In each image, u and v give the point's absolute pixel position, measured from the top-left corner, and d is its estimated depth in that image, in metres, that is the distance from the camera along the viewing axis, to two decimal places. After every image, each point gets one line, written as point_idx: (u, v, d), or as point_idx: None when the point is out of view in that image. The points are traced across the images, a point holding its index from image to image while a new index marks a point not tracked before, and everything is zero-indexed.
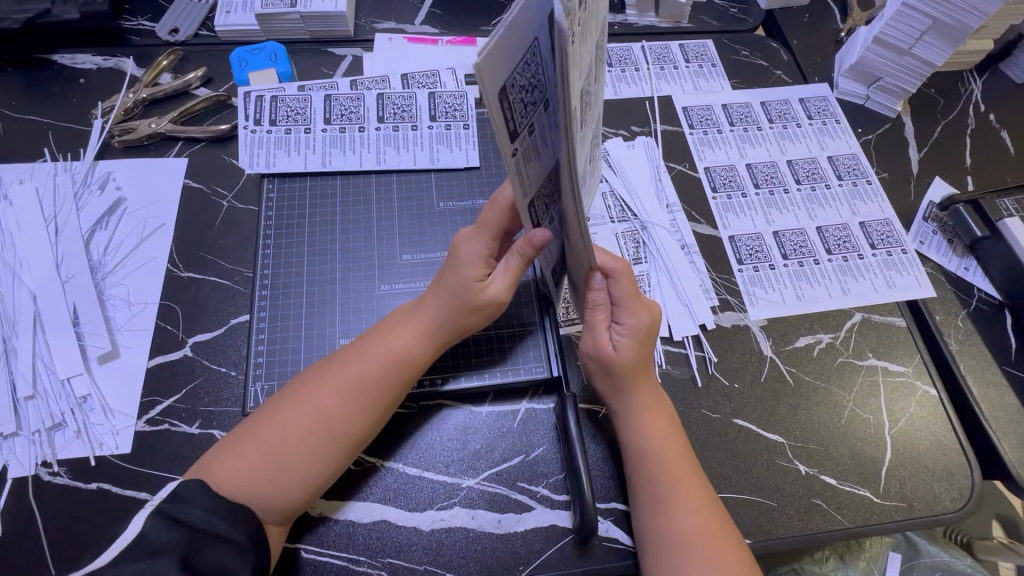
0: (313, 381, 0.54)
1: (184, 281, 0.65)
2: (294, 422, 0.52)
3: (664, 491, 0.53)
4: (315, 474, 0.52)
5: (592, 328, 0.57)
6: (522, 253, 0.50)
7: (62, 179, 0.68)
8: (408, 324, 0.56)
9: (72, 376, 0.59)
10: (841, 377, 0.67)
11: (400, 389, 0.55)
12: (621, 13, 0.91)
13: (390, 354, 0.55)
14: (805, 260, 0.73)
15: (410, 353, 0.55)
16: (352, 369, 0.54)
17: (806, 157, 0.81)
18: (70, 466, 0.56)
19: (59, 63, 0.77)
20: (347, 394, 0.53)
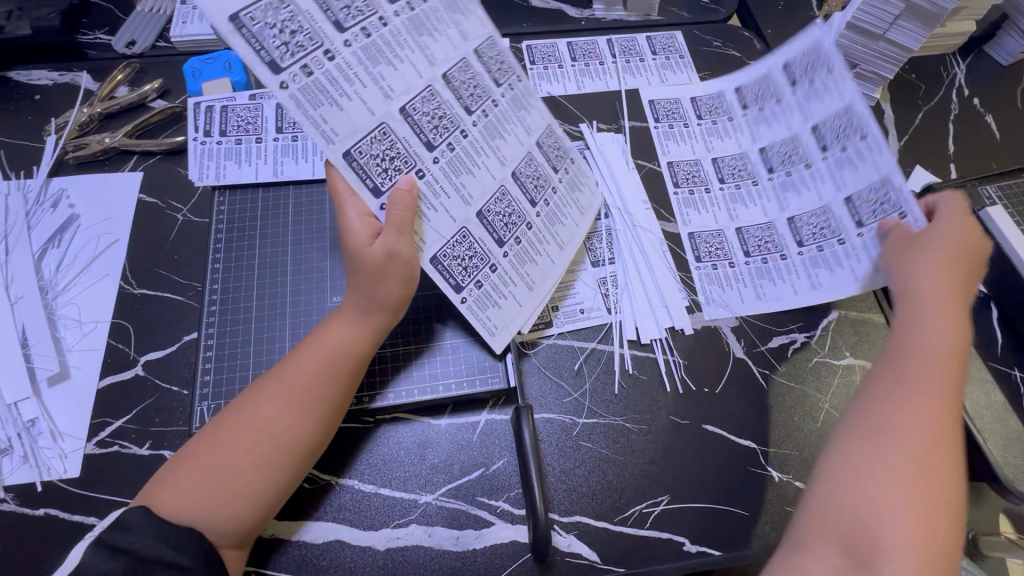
0: (254, 394, 0.52)
1: (136, 298, 0.64)
2: (235, 439, 0.50)
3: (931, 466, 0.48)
4: (269, 486, 0.50)
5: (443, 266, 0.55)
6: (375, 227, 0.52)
7: (15, 198, 0.67)
8: (342, 320, 0.54)
9: (20, 399, 0.57)
10: (816, 378, 0.64)
11: (342, 386, 0.53)
12: (588, 9, 0.89)
13: (326, 352, 0.53)
14: (770, 257, 0.70)
15: (347, 348, 0.53)
16: (293, 376, 0.52)
17: (782, 139, 0.74)
18: (17, 492, 0.54)
19: (15, 80, 0.76)
20: (288, 402, 0.51)
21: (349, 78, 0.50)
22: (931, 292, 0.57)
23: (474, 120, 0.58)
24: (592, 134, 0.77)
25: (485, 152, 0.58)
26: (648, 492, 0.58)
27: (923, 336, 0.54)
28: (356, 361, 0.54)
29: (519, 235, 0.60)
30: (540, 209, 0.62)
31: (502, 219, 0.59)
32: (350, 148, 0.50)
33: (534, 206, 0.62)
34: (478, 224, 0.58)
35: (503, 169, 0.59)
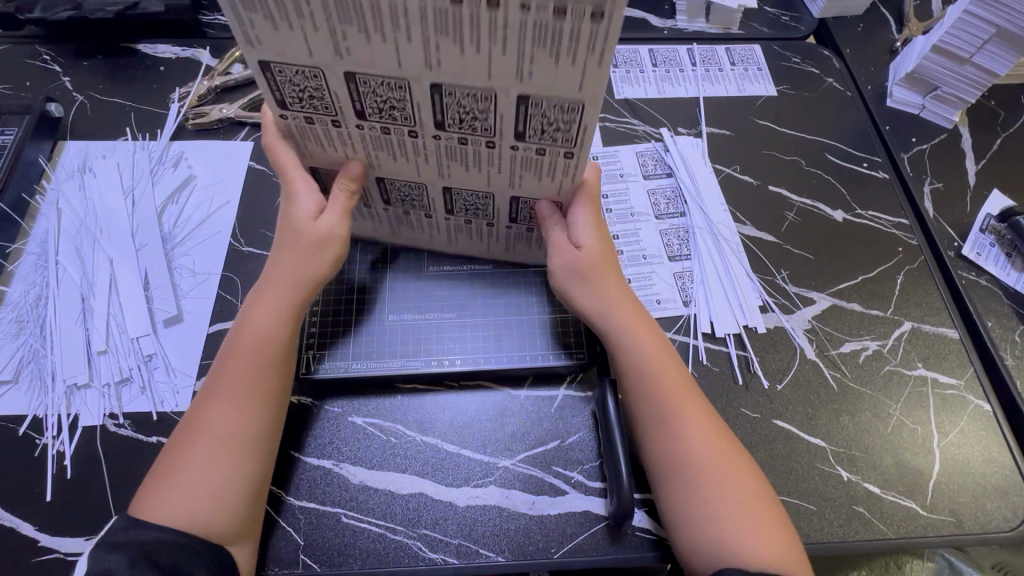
0: (201, 401, 0.54)
1: (246, 255, 0.69)
2: (216, 430, 0.52)
3: (715, 476, 0.52)
4: (211, 478, 0.50)
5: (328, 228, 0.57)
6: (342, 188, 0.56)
7: (141, 156, 0.74)
8: (259, 304, 0.56)
9: (141, 335, 0.62)
10: (888, 385, 0.65)
11: (263, 370, 0.54)
12: (671, 19, 0.93)
13: (241, 336, 0.55)
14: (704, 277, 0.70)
15: (258, 330, 0.55)
16: (223, 374, 0.54)
17: None
18: (134, 420, 0.59)
19: (142, 53, 0.84)
20: (229, 396, 0.53)
21: None
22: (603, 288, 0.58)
23: (518, 146, 0.50)
24: (673, 137, 0.80)
25: (501, 166, 0.52)
26: None
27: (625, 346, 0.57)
28: (279, 354, 0.55)
29: (472, 220, 0.61)
30: (514, 224, 0.61)
31: (467, 205, 0.59)
32: (355, 74, 0.46)
33: (510, 220, 0.60)
34: (441, 193, 0.57)
35: (507, 186, 0.55)
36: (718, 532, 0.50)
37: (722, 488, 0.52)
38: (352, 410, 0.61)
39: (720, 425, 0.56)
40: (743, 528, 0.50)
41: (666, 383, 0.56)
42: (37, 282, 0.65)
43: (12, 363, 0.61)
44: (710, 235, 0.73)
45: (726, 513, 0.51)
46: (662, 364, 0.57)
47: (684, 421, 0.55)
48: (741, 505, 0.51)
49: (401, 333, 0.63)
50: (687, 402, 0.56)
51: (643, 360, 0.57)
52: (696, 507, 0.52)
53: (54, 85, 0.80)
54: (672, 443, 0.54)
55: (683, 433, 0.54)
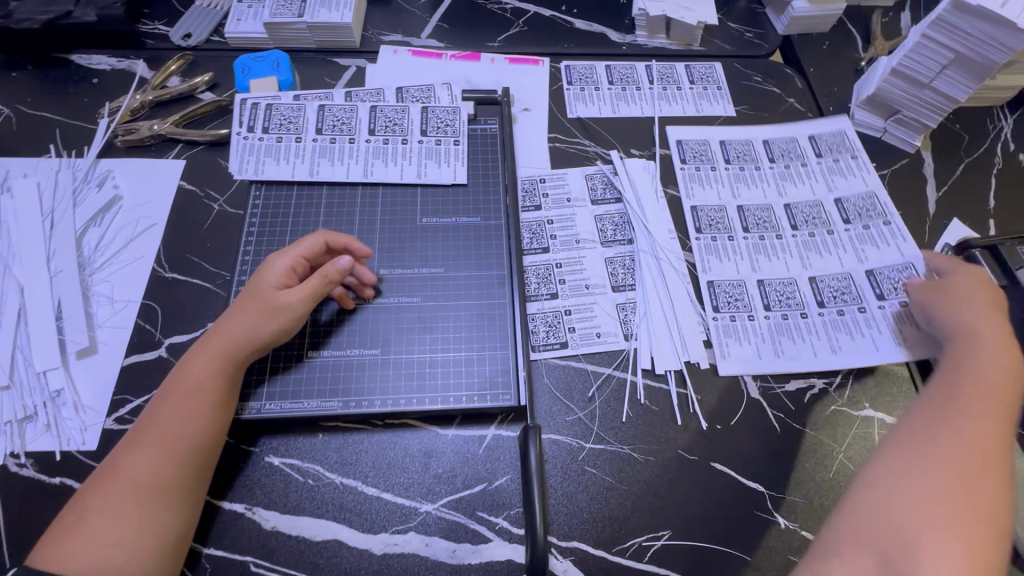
0: (126, 447, 0.53)
1: (168, 282, 0.66)
2: (131, 480, 0.50)
3: (952, 511, 0.49)
4: (112, 526, 0.48)
5: (279, 308, 0.56)
6: (323, 278, 0.57)
7: (64, 175, 0.70)
8: (201, 354, 0.55)
9: (48, 369, 0.59)
10: (832, 426, 0.63)
11: (190, 420, 0.53)
12: (632, 34, 0.90)
13: (179, 383, 0.54)
14: (740, 314, 0.68)
15: (197, 381, 0.54)
16: (151, 423, 0.53)
17: (715, 205, 0.76)
18: (37, 459, 0.56)
19: (76, 63, 0.80)
20: (149, 446, 0.52)
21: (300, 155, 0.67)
22: (977, 333, 0.61)
23: (848, 228, 0.75)
24: (624, 160, 0.78)
25: (794, 254, 0.73)
26: (650, 525, 0.57)
27: (970, 372, 0.58)
28: (206, 407, 0.54)
29: (788, 315, 0.68)
30: (885, 304, 0.69)
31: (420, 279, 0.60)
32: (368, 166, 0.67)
33: (767, 309, 0.69)
34: (705, 285, 0.70)
35: (857, 263, 0.72)
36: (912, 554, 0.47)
37: (932, 505, 0.49)
38: (269, 450, 0.58)
39: (1000, 478, 0.51)
40: (932, 535, 0.48)
41: (987, 402, 0.55)
42: None
43: None
44: (738, 287, 0.70)
45: (915, 510, 0.49)
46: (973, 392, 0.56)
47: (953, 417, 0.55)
48: (941, 527, 0.48)
49: (320, 371, 0.58)
50: (957, 416, 0.55)
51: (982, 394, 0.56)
52: (891, 524, 0.49)
53: None
54: (911, 471, 0.52)
55: (949, 454, 0.52)
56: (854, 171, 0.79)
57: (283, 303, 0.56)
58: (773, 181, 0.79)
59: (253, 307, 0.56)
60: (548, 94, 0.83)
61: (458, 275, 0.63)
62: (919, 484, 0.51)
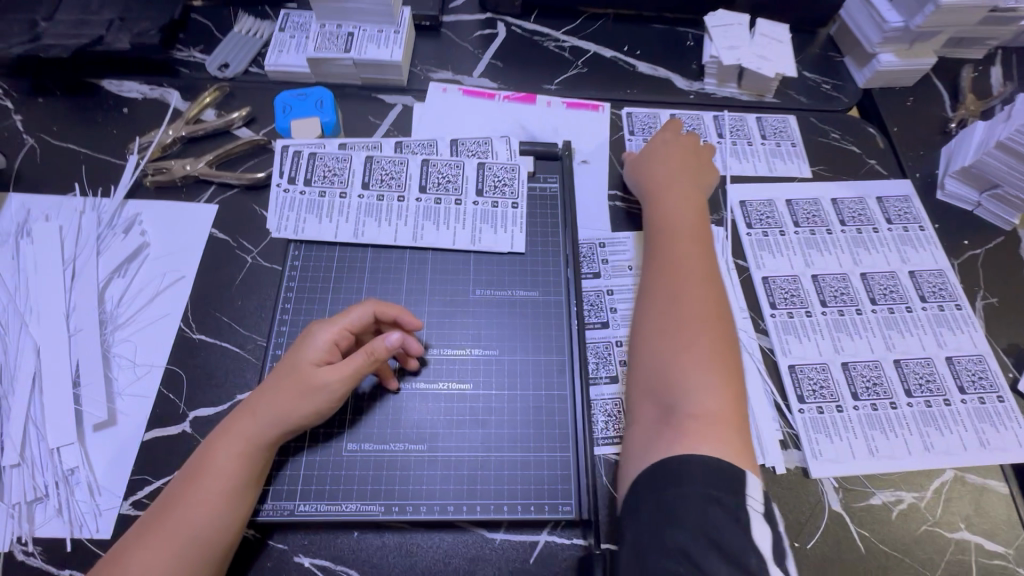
0: (129, 542, 0.44)
1: (195, 344, 0.60)
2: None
3: (680, 371, 0.49)
4: None
5: (312, 392, 0.48)
6: (366, 357, 0.49)
7: (88, 218, 0.65)
8: (225, 437, 0.47)
9: (62, 445, 0.54)
10: (925, 550, 0.56)
11: (204, 519, 0.45)
12: (698, 81, 0.83)
13: (197, 469, 0.46)
14: (824, 408, 0.61)
15: (218, 470, 0.46)
16: (163, 516, 0.44)
17: (786, 275, 0.69)
18: (45, 548, 0.51)
19: (106, 90, 0.75)
20: (158, 547, 0.43)
21: (344, 212, 0.63)
22: (675, 267, 0.57)
23: (926, 307, 0.68)
24: None
25: (876, 333, 0.66)
26: None
27: (682, 287, 0.55)
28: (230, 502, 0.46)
29: (877, 406, 0.62)
30: (968, 397, 0.63)
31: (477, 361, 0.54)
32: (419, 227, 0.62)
33: (855, 399, 0.62)
34: (786, 372, 0.63)
35: (937, 348, 0.66)
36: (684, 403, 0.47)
37: (702, 379, 0.48)
38: (296, 547, 0.51)
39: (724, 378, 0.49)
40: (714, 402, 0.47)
41: (695, 279, 0.55)
42: None
43: None
44: (823, 371, 0.64)
45: (702, 384, 0.48)
46: (695, 260, 0.57)
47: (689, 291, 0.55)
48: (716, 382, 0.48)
49: (359, 468, 0.51)
50: (688, 285, 0.55)
51: (703, 308, 0.53)
52: (655, 363, 0.51)
53: (4, 125, 0.72)
54: (661, 365, 0.51)
55: (678, 302, 0.54)
56: (931, 242, 0.72)
57: (319, 385, 0.48)
58: (847, 246, 0.72)
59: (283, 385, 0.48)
60: (607, 145, 0.77)
61: (513, 358, 0.57)
62: (697, 346, 0.50)
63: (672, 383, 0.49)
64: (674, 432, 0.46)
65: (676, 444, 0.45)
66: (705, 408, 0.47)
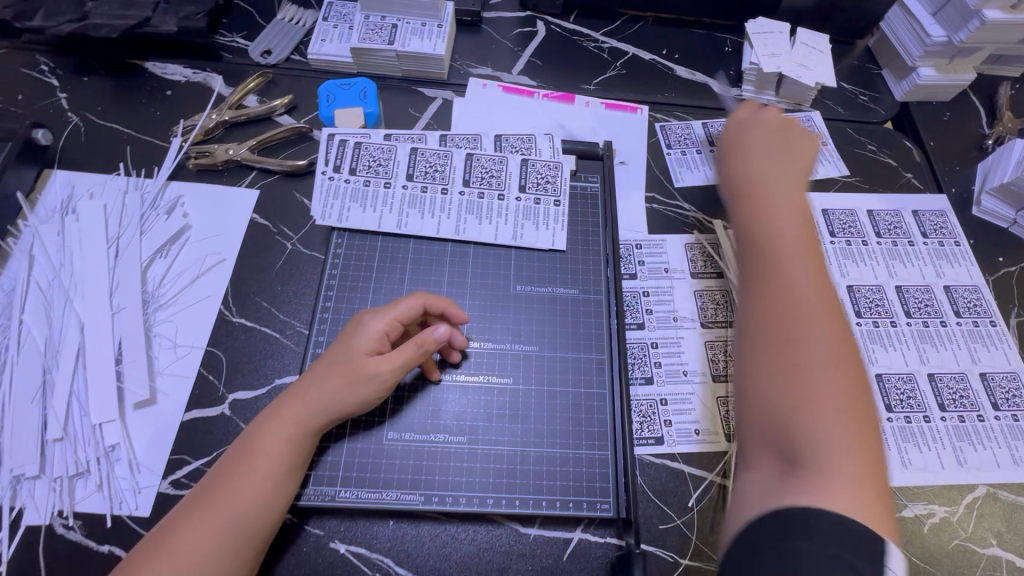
0: (176, 516, 0.45)
1: (235, 327, 0.61)
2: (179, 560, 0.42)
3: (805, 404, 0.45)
4: None
5: (363, 379, 0.49)
6: (420, 346, 0.50)
7: (132, 198, 0.66)
8: (275, 420, 0.48)
9: (104, 421, 0.54)
10: (956, 564, 0.56)
11: (252, 498, 0.45)
12: (736, 87, 0.83)
13: (245, 449, 0.47)
14: None
15: (266, 450, 0.47)
16: (212, 493, 0.45)
17: None
18: (86, 522, 0.51)
19: (149, 72, 0.76)
20: (204, 524, 0.44)
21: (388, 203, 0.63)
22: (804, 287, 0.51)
23: (960, 322, 0.68)
24: (728, 230, 0.71)
25: (910, 346, 0.66)
26: None
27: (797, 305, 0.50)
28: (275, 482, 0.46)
29: (911, 419, 0.62)
30: (1002, 414, 0.63)
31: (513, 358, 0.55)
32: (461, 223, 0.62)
33: (888, 411, 0.62)
34: None
35: (972, 363, 0.66)
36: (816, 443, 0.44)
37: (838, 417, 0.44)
38: (335, 534, 0.52)
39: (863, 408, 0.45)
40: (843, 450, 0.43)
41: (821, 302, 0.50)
42: None
43: None
44: None
45: (834, 429, 0.44)
46: (816, 291, 0.51)
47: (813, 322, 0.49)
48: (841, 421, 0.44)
49: (400, 458, 0.52)
50: (808, 319, 0.49)
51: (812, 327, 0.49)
52: (774, 398, 0.47)
53: (48, 102, 0.72)
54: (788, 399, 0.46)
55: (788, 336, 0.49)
56: (967, 257, 0.72)
57: (371, 374, 0.49)
58: (883, 259, 0.72)
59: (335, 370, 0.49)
60: (646, 148, 0.77)
61: (551, 355, 0.58)
62: (821, 383, 0.46)
63: (803, 420, 0.45)
64: (806, 476, 0.43)
65: (809, 495, 0.42)
66: (838, 461, 0.43)
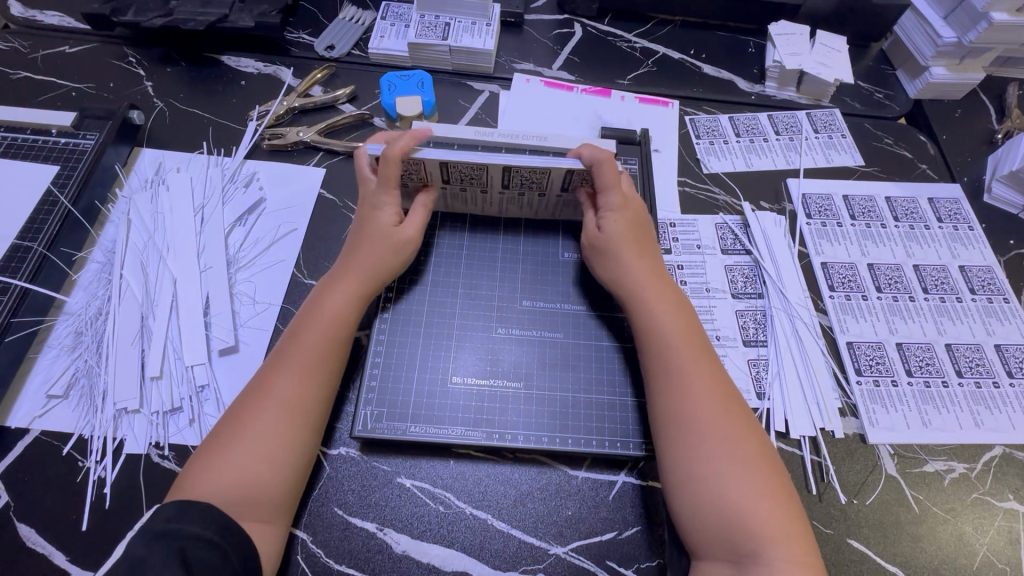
0: (269, 369, 0.54)
1: (307, 287, 0.67)
2: (251, 429, 0.50)
3: (711, 472, 0.51)
4: (261, 455, 0.49)
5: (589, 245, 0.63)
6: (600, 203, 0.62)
7: (214, 172, 0.72)
8: (332, 283, 0.58)
9: (195, 364, 0.60)
10: (975, 515, 0.60)
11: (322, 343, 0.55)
12: (760, 85, 0.90)
13: (313, 308, 0.57)
14: (881, 380, 0.66)
15: (327, 304, 0.57)
16: (291, 346, 0.55)
17: (844, 261, 0.74)
18: (178, 453, 0.56)
19: (225, 64, 0.83)
20: (294, 369, 0.53)
21: None
22: (684, 383, 0.55)
23: (975, 299, 0.73)
24: (755, 213, 0.76)
25: (928, 319, 0.71)
26: None
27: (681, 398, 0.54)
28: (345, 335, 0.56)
29: (930, 383, 0.66)
30: (1016, 381, 0.67)
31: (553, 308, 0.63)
32: None
33: (908, 376, 0.67)
34: (845, 348, 0.68)
35: (986, 335, 0.70)
36: (732, 507, 0.49)
37: (748, 483, 0.50)
38: (402, 470, 0.57)
39: (756, 466, 0.51)
40: (752, 502, 0.49)
41: (725, 437, 0.52)
42: (98, 295, 0.63)
43: (65, 377, 0.59)
44: (879, 349, 0.68)
45: (760, 514, 0.49)
46: (684, 334, 0.57)
47: (681, 397, 0.54)
48: (744, 471, 0.51)
49: (462, 399, 0.58)
50: (692, 407, 0.54)
51: (686, 394, 0.54)
52: (711, 483, 0.50)
53: (137, 90, 0.80)
54: (722, 486, 0.50)
55: (687, 420, 0.53)
56: (980, 240, 0.77)
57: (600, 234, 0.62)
58: (901, 240, 0.77)
59: (611, 251, 0.61)
60: (678, 138, 0.83)
61: (596, 312, 0.64)
62: (725, 472, 0.50)
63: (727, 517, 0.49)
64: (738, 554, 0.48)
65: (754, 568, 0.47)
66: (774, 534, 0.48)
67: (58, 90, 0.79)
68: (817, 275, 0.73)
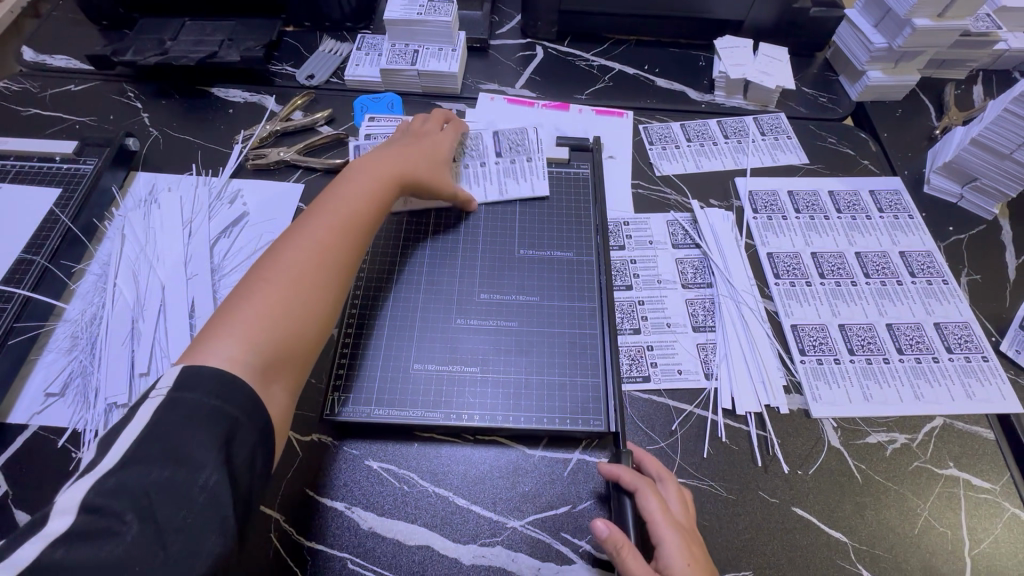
0: (275, 260, 0.56)
1: None
2: (257, 308, 0.52)
3: None
4: (271, 334, 0.51)
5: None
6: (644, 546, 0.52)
7: (202, 191, 0.79)
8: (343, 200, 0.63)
9: None
10: (917, 483, 0.63)
11: (335, 242, 0.60)
12: (710, 94, 0.96)
13: (325, 215, 0.61)
14: (824, 358, 0.70)
15: (341, 214, 0.62)
16: (299, 246, 0.58)
17: (788, 251, 0.79)
18: None
19: (215, 95, 0.91)
20: (303, 261, 0.57)
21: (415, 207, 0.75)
22: None
23: (916, 281, 0.77)
24: (704, 210, 0.82)
25: (870, 301, 0.75)
26: (732, 564, 0.57)
27: None
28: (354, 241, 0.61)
29: (872, 360, 0.70)
30: (955, 356, 0.71)
31: (510, 301, 0.68)
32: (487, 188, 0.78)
33: (850, 354, 0.71)
34: (790, 330, 0.72)
35: (927, 315, 0.74)
36: None
37: None
38: (370, 454, 0.62)
39: None
40: None
41: None
42: (94, 302, 0.69)
43: (61, 377, 0.64)
44: (822, 330, 0.72)
45: None
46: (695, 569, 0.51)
47: None
48: None
49: (423, 384, 0.63)
50: None
51: None
52: None
53: (134, 120, 0.88)
54: None
55: None
56: (919, 228, 0.82)
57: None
58: (844, 230, 0.81)
59: None
60: (631, 144, 0.89)
61: (550, 304, 0.69)
62: None
63: None
64: None
65: None
66: None
67: (64, 123, 0.87)
68: (763, 264, 0.78)
